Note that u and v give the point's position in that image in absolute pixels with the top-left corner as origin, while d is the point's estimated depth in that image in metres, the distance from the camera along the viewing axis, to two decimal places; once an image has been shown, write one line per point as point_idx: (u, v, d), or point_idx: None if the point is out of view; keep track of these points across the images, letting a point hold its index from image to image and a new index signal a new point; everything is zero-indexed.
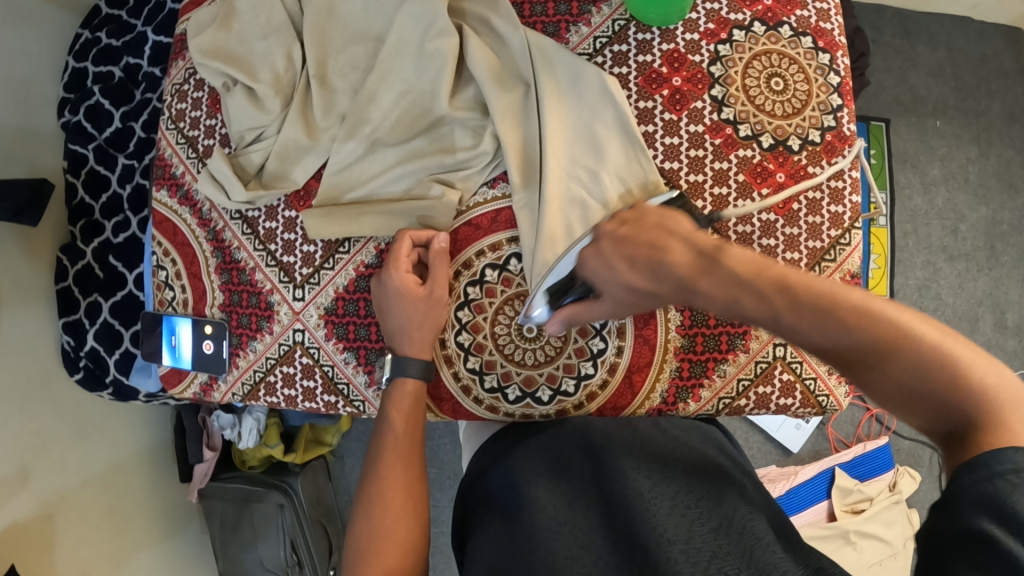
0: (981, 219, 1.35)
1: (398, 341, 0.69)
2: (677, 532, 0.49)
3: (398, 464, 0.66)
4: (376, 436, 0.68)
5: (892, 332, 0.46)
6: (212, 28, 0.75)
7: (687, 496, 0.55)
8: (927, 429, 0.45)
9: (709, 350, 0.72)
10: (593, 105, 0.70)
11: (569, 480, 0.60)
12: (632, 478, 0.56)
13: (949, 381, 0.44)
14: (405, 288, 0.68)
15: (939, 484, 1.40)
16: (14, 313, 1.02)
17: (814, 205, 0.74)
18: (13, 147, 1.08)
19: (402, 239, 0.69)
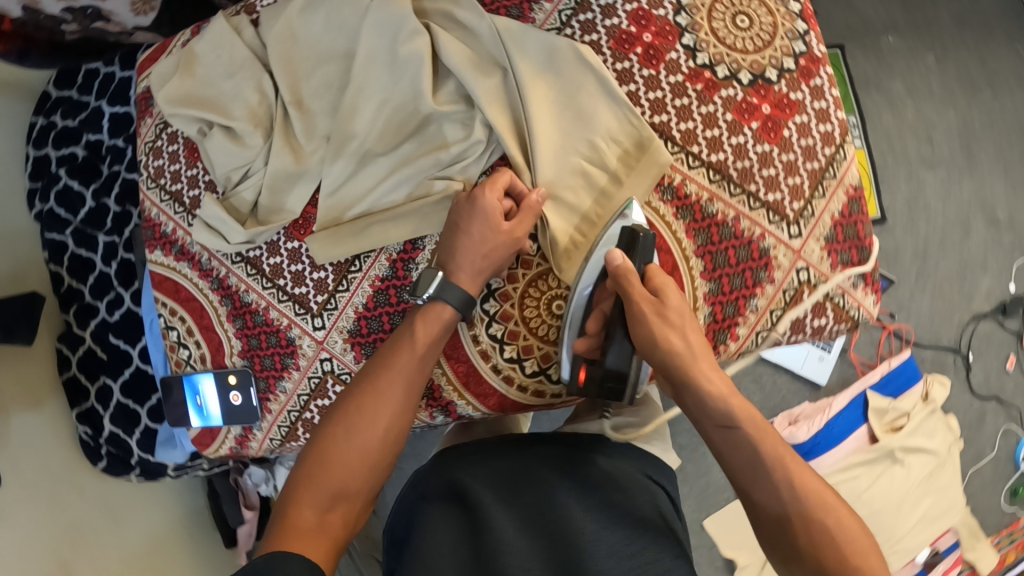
0: (953, 124, 1.38)
1: (455, 264, 0.66)
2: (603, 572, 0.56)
3: (401, 386, 0.65)
4: (392, 345, 0.66)
5: (849, 531, 0.56)
6: (176, 77, 0.75)
7: (621, 531, 0.60)
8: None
9: (737, 288, 0.73)
10: (573, 76, 0.71)
11: (519, 503, 0.62)
12: (575, 516, 0.61)
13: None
14: (492, 213, 0.65)
15: (969, 384, 1.41)
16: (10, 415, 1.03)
17: (804, 128, 0.76)
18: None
19: (504, 172, 0.68)
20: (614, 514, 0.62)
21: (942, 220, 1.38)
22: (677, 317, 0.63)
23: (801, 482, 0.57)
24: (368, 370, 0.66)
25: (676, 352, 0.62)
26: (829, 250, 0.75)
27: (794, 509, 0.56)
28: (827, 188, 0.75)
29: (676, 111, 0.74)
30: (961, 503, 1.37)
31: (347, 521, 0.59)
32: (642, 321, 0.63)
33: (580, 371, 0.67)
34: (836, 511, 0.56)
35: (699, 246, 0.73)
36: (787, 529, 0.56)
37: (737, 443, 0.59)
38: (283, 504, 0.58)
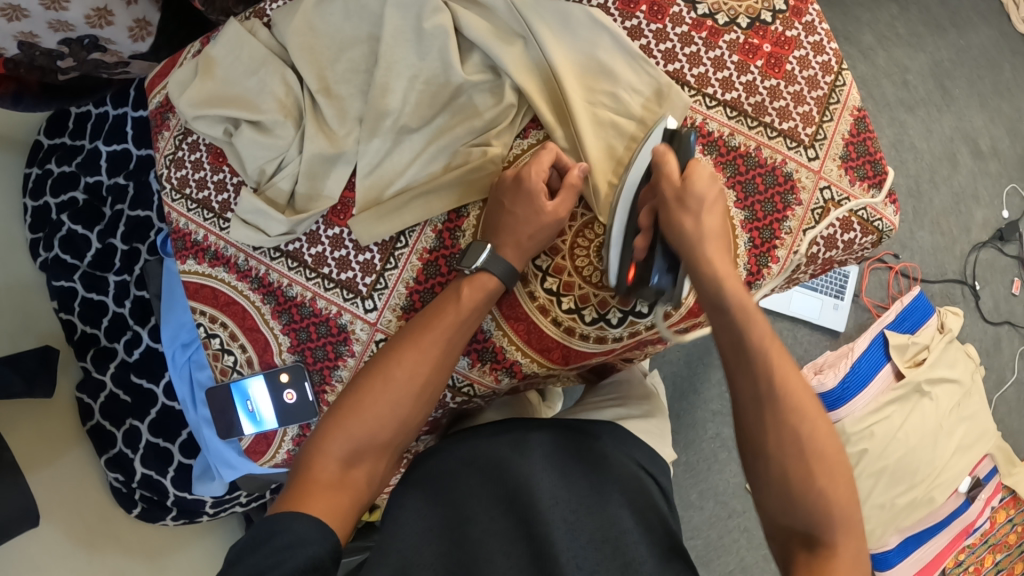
0: (924, 65, 1.46)
1: (502, 234, 0.68)
2: (575, 560, 0.57)
3: (438, 346, 0.66)
4: (431, 307, 0.68)
5: (820, 443, 0.58)
6: (197, 81, 0.75)
7: (607, 509, 0.62)
8: (773, 509, 0.58)
9: (769, 213, 0.75)
10: (588, 36, 0.73)
11: (497, 488, 0.63)
12: (547, 499, 0.61)
13: (826, 516, 0.56)
14: (535, 194, 0.67)
15: (981, 312, 1.45)
16: (37, 468, 0.98)
17: (804, 61, 0.78)
18: (9, 304, 1.10)
19: (549, 150, 0.68)
20: (590, 498, 0.62)
21: (929, 157, 1.45)
22: (695, 204, 0.64)
23: (786, 383, 0.59)
24: (407, 329, 0.68)
25: (687, 237, 0.64)
26: (846, 168, 0.76)
27: (770, 409, 0.58)
28: (833, 113, 0.77)
29: (687, 59, 0.77)
30: (991, 427, 1.40)
31: (369, 478, 0.61)
32: (664, 210, 0.65)
33: (629, 268, 0.67)
34: (811, 425, 0.58)
35: (729, 178, 0.76)
36: (762, 425, 0.59)
37: (730, 325, 0.62)
38: (307, 455, 0.60)
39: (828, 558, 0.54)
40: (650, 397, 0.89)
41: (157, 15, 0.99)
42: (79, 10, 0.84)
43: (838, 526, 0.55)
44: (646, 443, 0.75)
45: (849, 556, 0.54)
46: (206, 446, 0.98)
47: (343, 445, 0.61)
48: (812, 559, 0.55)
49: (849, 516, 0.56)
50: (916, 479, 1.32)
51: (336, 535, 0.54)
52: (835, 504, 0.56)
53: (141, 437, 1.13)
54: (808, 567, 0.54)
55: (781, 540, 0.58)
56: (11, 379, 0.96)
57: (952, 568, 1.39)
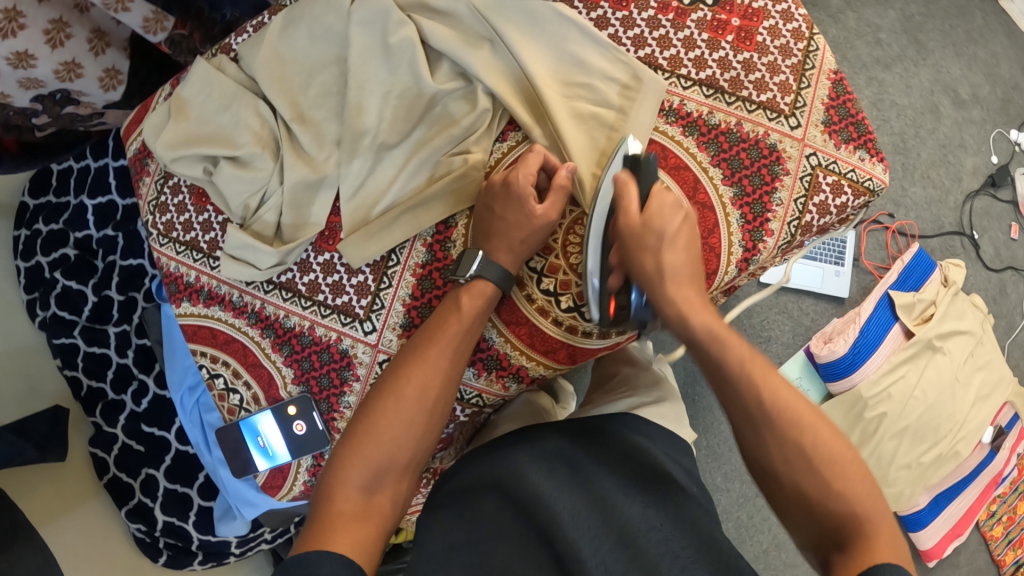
0: (895, 21, 1.45)
1: (492, 242, 0.67)
2: (602, 564, 0.55)
3: (447, 356, 0.66)
4: (434, 319, 0.68)
5: (824, 449, 0.58)
6: (171, 123, 0.75)
7: (629, 506, 0.61)
8: (815, 527, 0.57)
9: (758, 187, 0.73)
10: (556, 31, 0.72)
11: (512, 503, 0.63)
12: (567, 510, 0.60)
13: (850, 515, 0.55)
14: (523, 199, 0.66)
15: (983, 262, 1.44)
16: (58, 527, 0.98)
17: (774, 31, 0.77)
18: (13, 367, 1.09)
19: (535, 152, 0.67)
20: (610, 499, 0.62)
21: (910, 112, 1.44)
22: (653, 239, 0.64)
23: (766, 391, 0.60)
24: (407, 349, 0.68)
25: (649, 276, 0.64)
26: (829, 133, 0.75)
27: (762, 419, 0.59)
28: (810, 79, 0.77)
29: (657, 43, 0.75)
30: (1007, 375, 1.39)
31: (392, 503, 0.60)
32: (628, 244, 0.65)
33: (609, 302, 0.67)
34: (810, 427, 0.59)
35: (714, 156, 0.73)
36: (759, 433, 0.59)
37: (705, 350, 0.62)
38: (326, 490, 0.59)
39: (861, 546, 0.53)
40: (658, 382, 0.89)
41: (127, 63, 0.99)
42: (47, 64, 0.85)
43: (867, 524, 0.54)
44: (665, 428, 0.77)
45: (883, 531, 0.53)
46: (224, 487, 0.97)
47: (361, 472, 0.60)
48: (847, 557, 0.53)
49: (875, 510, 0.55)
50: (939, 435, 1.31)
51: (365, 566, 0.52)
52: (854, 501, 0.55)
53: (158, 485, 1.12)
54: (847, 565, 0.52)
55: (822, 556, 0.56)
56: (24, 448, 0.96)
57: (986, 520, 1.41)
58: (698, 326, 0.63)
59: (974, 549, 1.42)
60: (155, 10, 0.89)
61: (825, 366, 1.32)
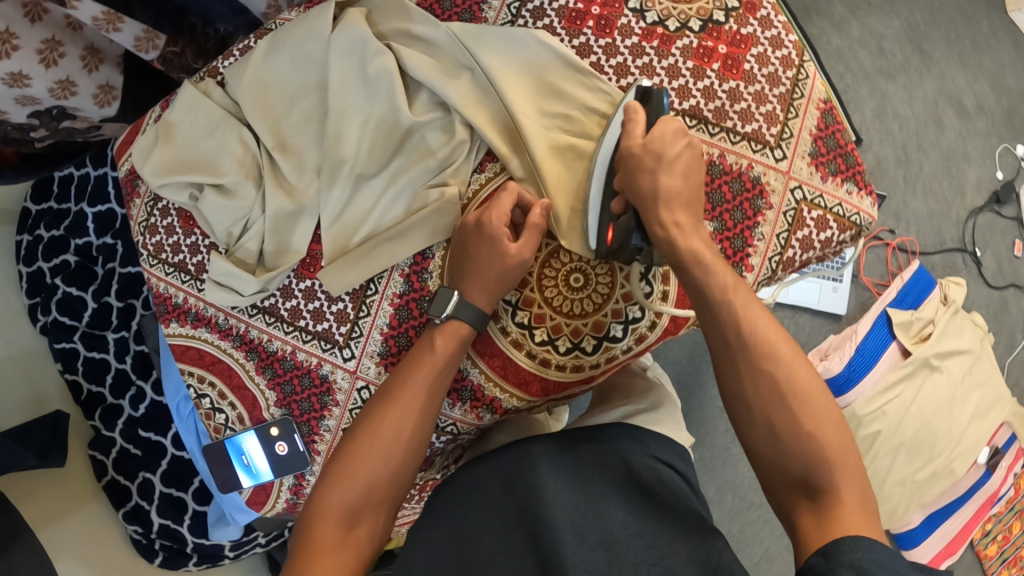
0: (899, 31, 1.42)
1: (465, 280, 0.68)
2: (584, 565, 0.56)
3: (424, 389, 0.66)
4: (414, 352, 0.69)
5: (803, 395, 0.58)
6: (158, 148, 0.76)
7: (615, 514, 0.61)
8: (785, 475, 0.57)
9: (739, 222, 0.73)
10: (537, 60, 0.72)
11: (513, 501, 0.64)
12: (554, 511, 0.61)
13: (820, 460, 0.56)
14: (497, 238, 0.66)
15: (984, 277, 1.42)
16: (58, 528, 1.00)
17: (762, 58, 0.76)
18: (15, 371, 1.11)
19: (509, 191, 0.67)
20: (597, 504, 0.62)
21: (913, 124, 1.42)
22: (651, 161, 0.63)
23: (754, 330, 0.60)
24: (392, 379, 0.68)
25: (645, 197, 0.64)
26: (816, 165, 0.75)
27: (741, 352, 0.59)
28: (798, 108, 0.76)
29: (640, 71, 0.75)
30: (1006, 393, 1.37)
31: (371, 535, 0.61)
32: (628, 161, 0.65)
33: (607, 228, 0.67)
34: (792, 375, 0.58)
35: None
36: (738, 375, 0.59)
37: (691, 281, 0.62)
38: (306, 521, 0.61)
39: (832, 503, 0.54)
40: (653, 388, 0.87)
41: (121, 79, 1.00)
42: (42, 83, 0.85)
43: (836, 471, 0.55)
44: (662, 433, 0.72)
45: (852, 494, 0.54)
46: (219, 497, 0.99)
47: (341, 505, 0.61)
48: (815, 507, 0.54)
49: (845, 460, 0.56)
50: (934, 452, 1.30)
51: None
52: (827, 447, 0.56)
53: (154, 488, 1.13)
54: (813, 517, 0.54)
55: (782, 501, 0.57)
56: (22, 455, 0.98)
57: (980, 539, 1.39)
58: (685, 252, 0.62)
59: (969, 566, 1.41)
60: (146, 29, 0.90)
61: None
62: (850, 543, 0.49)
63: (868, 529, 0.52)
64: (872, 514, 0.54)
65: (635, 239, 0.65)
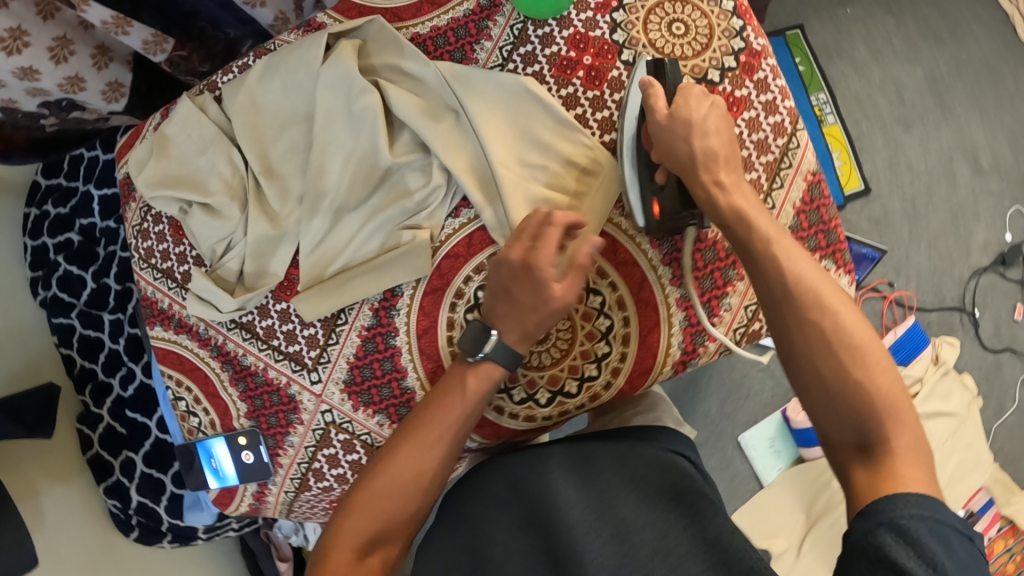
0: (921, 80, 1.39)
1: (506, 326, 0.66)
2: (599, 561, 0.57)
3: (445, 423, 0.66)
4: (442, 382, 0.68)
5: (855, 343, 0.58)
6: (152, 161, 0.78)
7: (626, 504, 0.61)
8: (838, 432, 0.57)
9: (709, 290, 0.72)
10: (521, 108, 0.72)
11: (519, 501, 0.62)
12: (569, 510, 0.59)
13: (869, 410, 0.56)
14: (541, 281, 0.64)
15: (980, 339, 1.38)
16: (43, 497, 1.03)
17: (753, 123, 0.75)
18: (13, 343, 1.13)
19: (534, 217, 0.66)
20: (609, 499, 0.61)
21: (926, 177, 1.38)
22: (683, 128, 0.65)
23: (802, 281, 0.61)
24: (417, 413, 0.67)
25: (682, 163, 0.65)
26: (794, 240, 0.75)
27: (789, 304, 0.60)
28: (784, 178, 0.75)
29: None
30: (988, 458, 1.33)
31: (384, 564, 0.63)
32: (659, 134, 0.66)
33: (653, 204, 0.68)
34: (840, 324, 0.59)
35: (666, 254, 0.71)
36: (787, 326, 0.60)
37: (734, 238, 0.63)
38: (327, 542, 0.64)
39: (886, 456, 0.54)
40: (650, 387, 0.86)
41: (129, 76, 1.01)
42: (50, 79, 0.88)
43: (888, 421, 0.56)
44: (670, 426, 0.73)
45: (906, 445, 0.55)
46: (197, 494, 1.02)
47: (355, 541, 0.63)
48: (869, 461, 0.55)
49: (897, 409, 0.56)
50: None
51: None
52: (878, 397, 0.56)
53: (136, 468, 1.14)
54: (867, 472, 0.55)
55: (835, 458, 0.58)
56: (10, 426, 1.00)
57: None
58: (725, 210, 0.63)
59: None
60: (154, 33, 0.92)
61: (799, 431, 1.21)
62: (895, 500, 0.50)
63: (925, 482, 0.53)
64: (927, 464, 0.55)
65: (683, 207, 0.67)
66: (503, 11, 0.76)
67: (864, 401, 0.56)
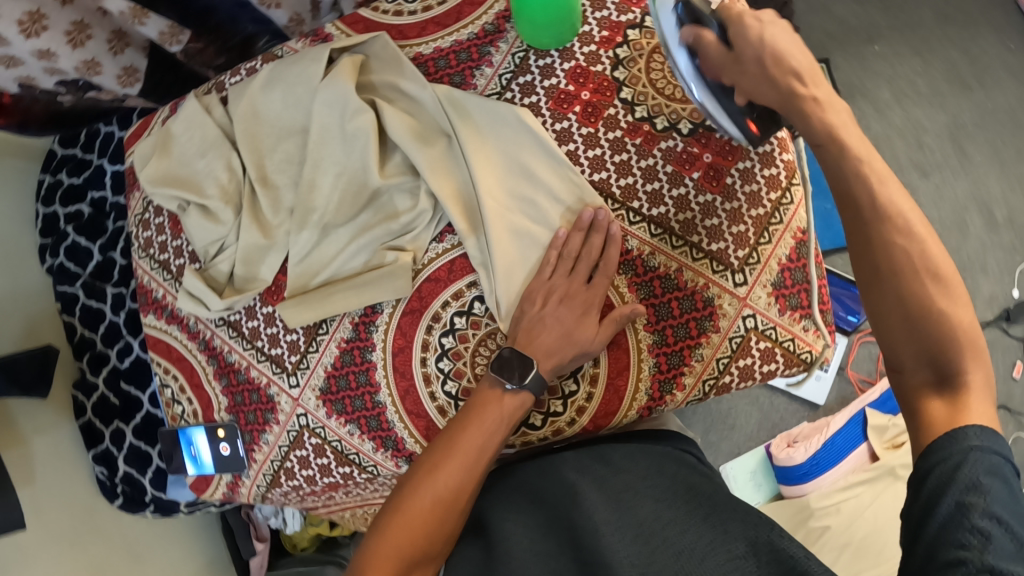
0: (943, 127, 1.36)
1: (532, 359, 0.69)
2: (629, 559, 0.55)
3: (478, 440, 0.66)
4: (470, 405, 0.68)
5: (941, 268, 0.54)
6: (155, 158, 0.81)
7: (652, 504, 0.62)
8: (912, 358, 0.53)
9: (681, 339, 0.73)
10: (513, 139, 0.73)
11: (543, 507, 0.65)
12: (596, 511, 0.61)
13: (950, 338, 0.52)
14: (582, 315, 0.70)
15: None
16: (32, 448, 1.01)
17: (747, 174, 0.74)
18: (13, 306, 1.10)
19: (590, 252, 0.71)
20: (631, 499, 0.63)
21: (937, 226, 1.35)
22: (770, 64, 0.63)
23: (890, 200, 0.56)
24: (447, 433, 0.67)
25: (769, 95, 0.64)
26: (776, 296, 0.73)
27: (874, 216, 0.56)
28: (773, 234, 0.74)
29: (615, 168, 0.74)
30: None
31: None
32: (729, 69, 0.66)
33: (751, 126, 0.69)
34: (927, 244, 0.54)
35: (643, 299, 0.73)
36: (871, 244, 0.56)
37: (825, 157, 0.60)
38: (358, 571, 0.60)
39: (962, 387, 0.50)
40: None
41: (145, 61, 1.02)
42: (67, 61, 0.90)
43: (967, 353, 0.51)
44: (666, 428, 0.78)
45: (981, 381, 0.51)
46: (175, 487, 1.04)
47: (395, 555, 0.60)
48: (941, 392, 0.51)
49: (974, 341, 0.52)
50: None
51: None
52: (959, 326, 0.52)
53: (126, 439, 1.10)
54: (943, 406, 0.50)
55: (906, 385, 0.54)
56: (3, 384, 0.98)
57: None
58: (821, 130, 0.60)
59: None
60: (171, 25, 0.94)
61: (780, 468, 1.19)
62: (970, 429, 0.48)
63: (992, 419, 0.49)
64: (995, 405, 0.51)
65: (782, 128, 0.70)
66: (507, 39, 0.77)
67: (942, 330, 0.52)
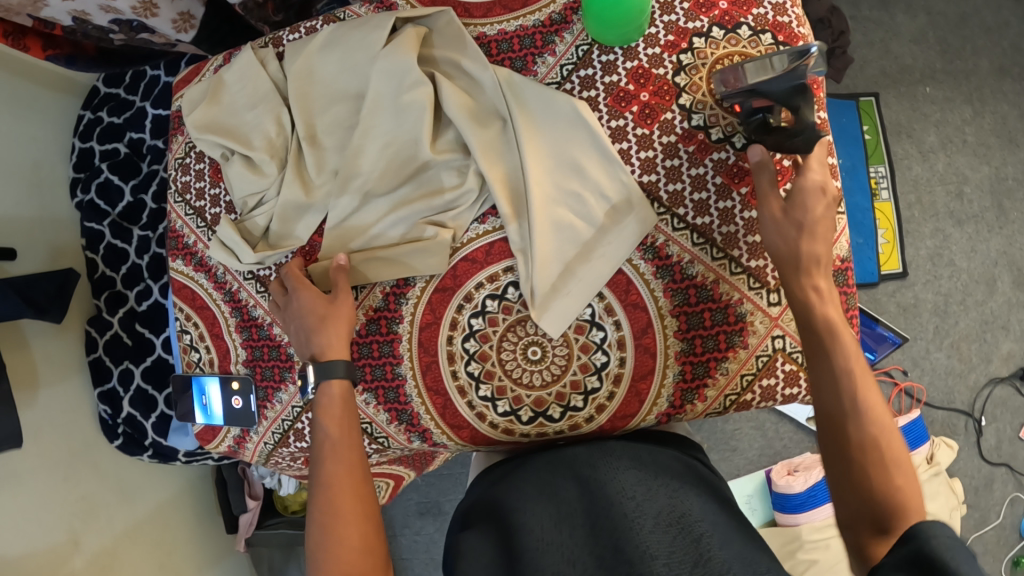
0: (984, 178, 1.35)
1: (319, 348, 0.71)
2: (664, 559, 0.47)
3: (342, 466, 0.61)
4: (313, 448, 0.64)
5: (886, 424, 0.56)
6: (204, 105, 0.81)
7: (684, 503, 0.56)
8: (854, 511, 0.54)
9: (709, 350, 0.73)
10: (567, 131, 0.73)
11: (557, 500, 0.59)
12: (626, 506, 0.54)
13: (889, 495, 0.53)
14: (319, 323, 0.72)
15: (980, 449, 1.33)
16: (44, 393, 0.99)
17: None
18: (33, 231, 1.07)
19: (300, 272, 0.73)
20: (656, 500, 0.55)
21: (965, 278, 1.34)
22: (796, 232, 0.66)
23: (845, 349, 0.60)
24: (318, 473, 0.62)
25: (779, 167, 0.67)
26: None
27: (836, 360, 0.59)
28: None
29: (665, 172, 0.74)
30: None
31: None
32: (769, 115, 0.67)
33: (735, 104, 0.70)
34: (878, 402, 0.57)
35: (676, 306, 0.73)
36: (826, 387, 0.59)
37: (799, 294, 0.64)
38: None
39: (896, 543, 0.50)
40: None
41: (201, 9, 1.04)
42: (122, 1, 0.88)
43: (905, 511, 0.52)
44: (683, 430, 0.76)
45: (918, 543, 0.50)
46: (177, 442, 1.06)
47: None
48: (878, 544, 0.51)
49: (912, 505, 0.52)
50: None
51: None
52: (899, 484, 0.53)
53: (133, 379, 1.08)
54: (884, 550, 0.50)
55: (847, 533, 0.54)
56: (19, 307, 0.92)
57: None
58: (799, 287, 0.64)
59: None
60: None
61: (776, 494, 1.17)
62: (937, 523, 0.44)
63: None
64: None
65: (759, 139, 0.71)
66: (573, 29, 0.76)
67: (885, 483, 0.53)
